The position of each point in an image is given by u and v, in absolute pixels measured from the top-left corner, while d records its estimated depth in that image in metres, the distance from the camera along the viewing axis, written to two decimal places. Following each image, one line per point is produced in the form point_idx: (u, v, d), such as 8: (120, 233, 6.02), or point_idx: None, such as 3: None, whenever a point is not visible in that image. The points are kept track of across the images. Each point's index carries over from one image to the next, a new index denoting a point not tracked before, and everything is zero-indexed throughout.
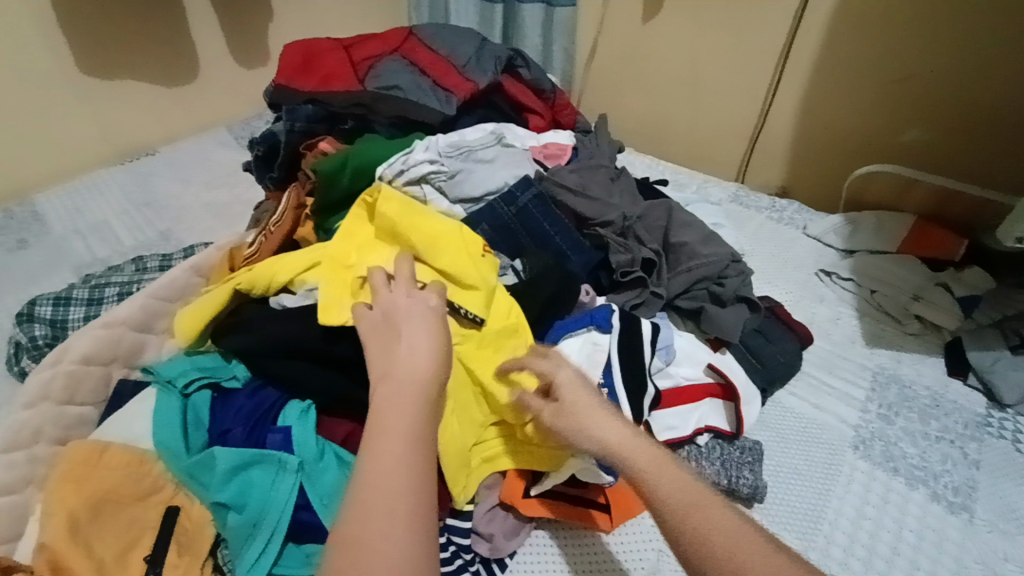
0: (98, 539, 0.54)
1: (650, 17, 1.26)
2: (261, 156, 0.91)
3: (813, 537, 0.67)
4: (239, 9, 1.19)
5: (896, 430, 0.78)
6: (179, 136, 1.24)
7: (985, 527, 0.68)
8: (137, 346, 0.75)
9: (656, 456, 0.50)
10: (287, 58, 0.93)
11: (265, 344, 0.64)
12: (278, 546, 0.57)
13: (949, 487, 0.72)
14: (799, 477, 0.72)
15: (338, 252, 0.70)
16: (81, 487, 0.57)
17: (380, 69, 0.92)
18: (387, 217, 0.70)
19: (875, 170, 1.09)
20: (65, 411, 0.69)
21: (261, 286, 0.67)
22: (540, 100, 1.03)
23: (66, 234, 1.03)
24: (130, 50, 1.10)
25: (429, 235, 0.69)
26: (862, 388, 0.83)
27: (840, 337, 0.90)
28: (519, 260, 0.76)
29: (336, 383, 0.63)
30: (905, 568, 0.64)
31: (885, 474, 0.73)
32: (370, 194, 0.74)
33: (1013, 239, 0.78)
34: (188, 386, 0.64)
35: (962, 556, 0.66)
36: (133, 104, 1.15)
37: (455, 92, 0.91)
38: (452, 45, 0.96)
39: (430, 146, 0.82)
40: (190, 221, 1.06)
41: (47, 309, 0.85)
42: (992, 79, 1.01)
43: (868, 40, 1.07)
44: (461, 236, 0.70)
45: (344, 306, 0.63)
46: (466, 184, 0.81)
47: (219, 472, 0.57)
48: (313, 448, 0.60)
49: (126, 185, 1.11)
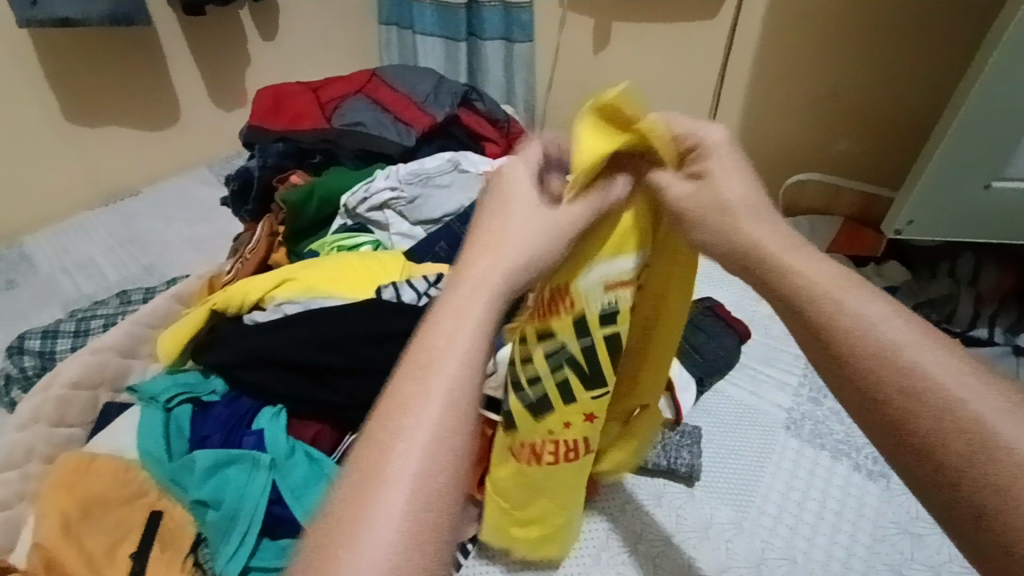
0: (89, 537, 0.61)
1: (601, 47, 1.31)
2: (236, 190, 0.98)
3: (746, 508, 0.73)
4: (214, 51, 1.25)
5: (824, 410, 0.85)
6: (161, 177, 1.32)
7: (900, 491, 0.76)
8: (123, 369, 0.81)
9: (837, 281, 0.42)
10: (258, 101, 1.02)
11: (241, 355, 0.70)
12: (253, 539, 0.63)
13: (869, 458, 0.79)
14: (734, 456, 0.79)
15: (201, 313, 0.75)
16: (73, 491, 0.63)
17: (344, 108, 1.01)
18: (202, 316, 0.75)
19: (809, 178, 1.24)
20: (55, 432, 0.75)
21: (235, 304, 0.74)
22: (496, 129, 1.11)
23: (54, 273, 1.09)
24: (115, 97, 1.19)
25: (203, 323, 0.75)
26: (796, 375, 0.90)
27: (778, 331, 0.96)
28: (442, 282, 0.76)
29: (301, 388, 0.69)
30: (828, 532, 0.71)
31: (814, 450, 0.80)
32: (224, 304, 0.75)
33: (903, 223, 0.91)
34: (171, 400, 0.71)
35: (881, 520, 0.73)
36: (115, 147, 1.23)
37: (414, 125, 1.00)
38: (412, 83, 1.05)
39: (391, 174, 0.91)
40: (171, 256, 1.13)
41: (36, 341, 0.90)
42: (910, 83, 1.12)
43: (807, 61, 1.15)
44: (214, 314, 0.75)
45: (328, 296, 0.74)
46: (425, 208, 0.91)
47: (198, 472, 0.64)
48: (283, 446, 0.66)
49: (110, 224, 1.18)
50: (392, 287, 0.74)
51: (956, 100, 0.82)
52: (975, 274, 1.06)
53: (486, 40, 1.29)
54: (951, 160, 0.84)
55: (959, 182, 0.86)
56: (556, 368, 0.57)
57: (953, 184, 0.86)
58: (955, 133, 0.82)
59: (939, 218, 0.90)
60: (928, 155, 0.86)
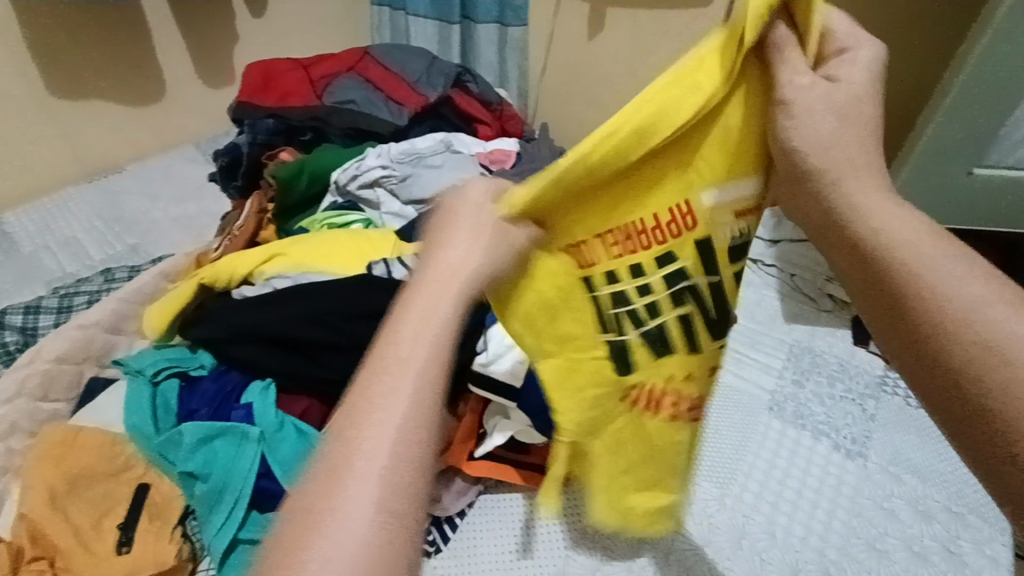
0: (74, 509, 0.61)
1: (595, 33, 1.31)
2: (225, 167, 0.97)
3: (729, 486, 0.75)
4: (201, 25, 1.22)
5: (806, 393, 0.87)
6: (146, 154, 1.29)
7: (876, 469, 0.78)
8: (109, 345, 0.80)
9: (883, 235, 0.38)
10: (247, 77, 1.01)
11: (228, 330, 0.70)
12: (242, 510, 0.63)
13: (848, 437, 0.82)
14: (718, 438, 0.80)
15: (186, 287, 0.74)
16: (59, 464, 0.63)
17: (335, 86, 1.00)
18: (187, 290, 0.74)
19: None
20: (39, 407, 0.74)
21: (224, 279, 0.74)
22: (488, 111, 1.10)
23: (37, 250, 1.07)
24: (97, 70, 1.16)
25: (190, 298, 0.74)
26: (780, 359, 0.92)
27: (763, 317, 0.98)
28: None
29: (292, 364, 0.69)
30: (807, 508, 0.73)
31: (795, 431, 0.82)
32: (210, 278, 0.74)
33: None
34: (157, 374, 0.70)
35: (857, 497, 0.75)
36: (98, 121, 1.20)
37: (406, 105, 0.99)
38: (403, 62, 1.05)
39: (382, 152, 0.91)
40: (157, 235, 1.11)
41: (18, 317, 0.89)
42: (898, 74, 1.13)
43: None
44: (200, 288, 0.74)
45: (321, 270, 0.74)
46: (416, 186, 0.90)
47: (186, 445, 0.64)
48: (272, 420, 0.66)
49: (94, 201, 1.16)
50: (383, 263, 0.74)
51: (942, 87, 0.83)
52: None
53: (479, 22, 1.28)
54: (938, 144, 0.85)
55: (941, 167, 0.87)
56: (677, 302, 0.49)
57: (935, 170, 0.88)
58: (939, 120, 0.83)
59: (921, 204, 0.91)
60: (913, 139, 0.87)
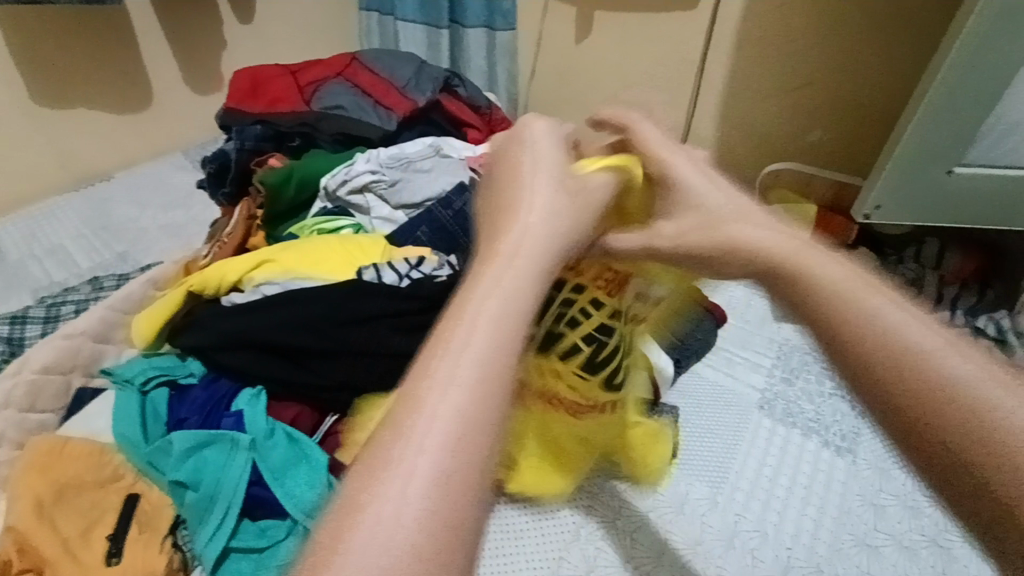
0: (63, 519, 0.60)
1: (582, 37, 1.32)
2: (213, 173, 0.97)
3: (721, 485, 0.75)
4: (188, 33, 1.22)
5: (796, 390, 0.88)
6: (134, 162, 1.29)
7: (866, 466, 0.79)
8: (97, 354, 0.79)
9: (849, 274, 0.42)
10: (235, 84, 1.00)
11: (219, 337, 0.69)
12: (233, 519, 0.62)
13: (837, 434, 0.82)
14: (710, 438, 0.81)
15: (174, 293, 0.74)
16: (46, 474, 0.63)
17: (324, 92, 1.00)
18: (176, 297, 0.74)
19: (782, 168, 1.26)
20: (27, 417, 0.73)
21: (212, 286, 0.74)
22: (477, 116, 1.10)
23: (23, 260, 1.06)
24: (83, 77, 1.15)
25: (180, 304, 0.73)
26: (769, 357, 0.93)
27: (753, 317, 0.99)
28: (417, 270, 0.75)
29: (284, 370, 0.69)
30: (798, 505, 0.74)
31: (786, 429, 0.82)
32: (200, 284, 0.74)
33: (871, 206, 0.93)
34: (147, 383, 0.70)
35: (847, 493, 0.76)
36: (85, 129, 1.19)
37: (395, 110, 1.00)
38: (392, 68, 1.05)
39: (371, 157, 0.91)
40: (146, 242, 1.10)
41: (4, 327, 0.88)
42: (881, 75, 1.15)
43: (786, 51, 1.17)
44: (189, 295, 0.74)
45: (311, 278, 0.73)
46: (406, 191, 0.90)
47: (176, 453, 0.64)
48: (263, 426, 0.66)
49: (82, 209, 1.15)
50: (373, 268, 0.74)
51: (920, 88, 0.84)
52: (939, 259, 1.10)
53: (467, 27, 1.28)
54: (919, 144, 0.86)
55: (921, 166, 0.89)
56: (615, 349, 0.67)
57: (916, 169, 0.89)
58: (920, 120, 0.84)
59: (903, 203, 0.93)
60: (894, 139, 0.88)
